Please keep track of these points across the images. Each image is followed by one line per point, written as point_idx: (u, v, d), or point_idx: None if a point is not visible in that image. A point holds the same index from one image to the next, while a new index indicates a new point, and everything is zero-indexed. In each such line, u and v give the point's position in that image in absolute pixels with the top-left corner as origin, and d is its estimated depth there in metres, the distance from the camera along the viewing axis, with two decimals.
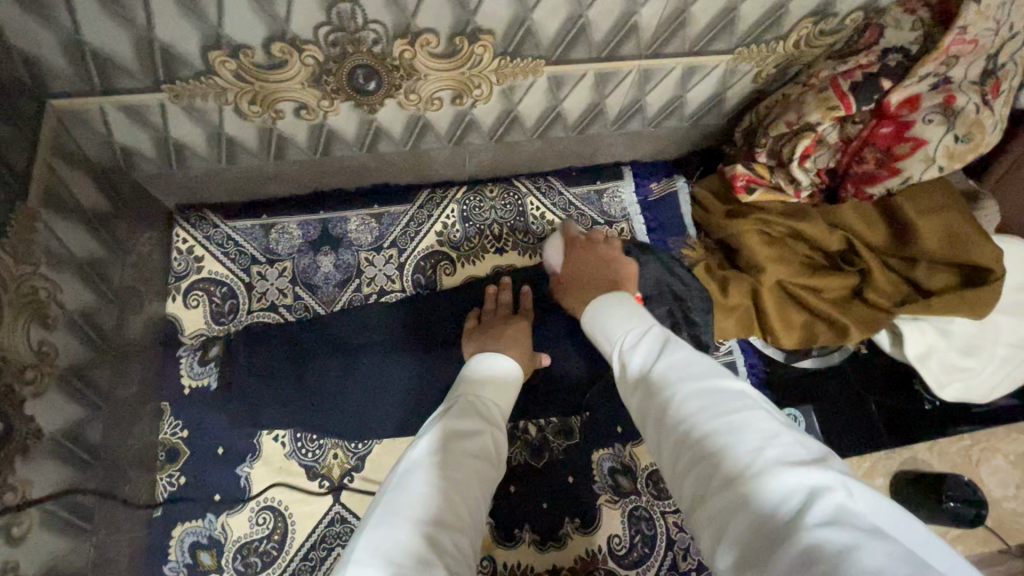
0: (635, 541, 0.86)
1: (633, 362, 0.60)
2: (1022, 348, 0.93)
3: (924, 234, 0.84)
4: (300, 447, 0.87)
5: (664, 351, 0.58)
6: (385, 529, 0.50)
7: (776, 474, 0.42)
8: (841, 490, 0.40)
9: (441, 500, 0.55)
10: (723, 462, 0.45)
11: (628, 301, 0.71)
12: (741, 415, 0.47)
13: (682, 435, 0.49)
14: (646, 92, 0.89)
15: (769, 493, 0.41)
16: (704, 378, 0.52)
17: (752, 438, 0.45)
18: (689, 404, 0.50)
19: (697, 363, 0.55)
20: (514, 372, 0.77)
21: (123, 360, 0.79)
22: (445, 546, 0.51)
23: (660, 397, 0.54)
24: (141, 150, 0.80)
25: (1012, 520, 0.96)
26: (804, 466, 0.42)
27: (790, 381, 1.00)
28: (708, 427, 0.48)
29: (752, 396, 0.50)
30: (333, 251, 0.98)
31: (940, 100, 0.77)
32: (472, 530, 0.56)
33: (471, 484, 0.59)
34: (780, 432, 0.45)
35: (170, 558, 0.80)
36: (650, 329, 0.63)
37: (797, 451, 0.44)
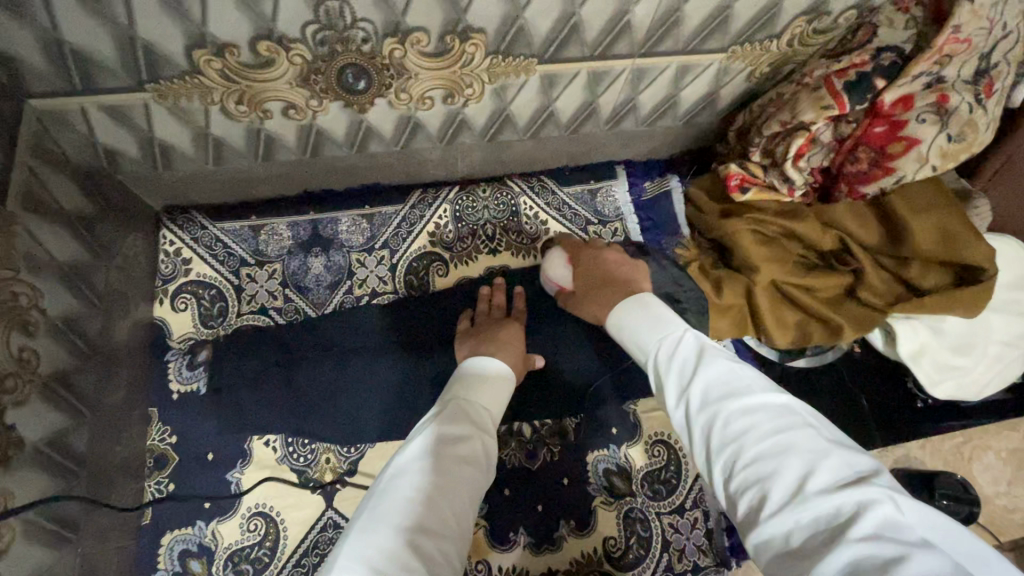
0: (630, 543, 0.86)
1: (671, 373, 0.61)
2: (1013, 347, 0.93)
3: (918, 232, 0.84)
4: (292, 452, 0.86)
5: (703, 363, 0.59)
6: (370, 537, 0.51)
7: (830, 492, 0.44)
8: (890, 504, 0.43)
9: (425, 506, 0.54)
10: (775, 478, 0.47)
11: (656, 305, 0.71)
12: (789, 432, 0.49)
13: (728, 450, 0.51)
14: (640, 91, 0.88)
15: (823, 510, 0.43)
16: (748, 393, 0.54)
17: (803, 456, 0.47)
18: (735, 420, 0.52)
19: (738, 374, 0.57)
20: (506, 374, 0.76)
21: (110, 366, 0.77)
22: (427, 553, 0.51)
23: (703, 411, 0.55)
24: (125, 151, 0.79)
25: (1003, 516, 0.97)
26: (854, 483, 0.45)
27: (785, 381, 1.00)
28: (756, 444, 0.50)
29: (796, 410, 0.53)
30: (323, 253, 0.97)
31: (932, 100, 0.77)
32: (459, 536, 0.56)
33: (458, 490, 0.58)
34: (828, 448, 0.48)
35: (159, 567, 0.79)
36: (684, 337, 0.64)
37: (847, 467, 0.46)
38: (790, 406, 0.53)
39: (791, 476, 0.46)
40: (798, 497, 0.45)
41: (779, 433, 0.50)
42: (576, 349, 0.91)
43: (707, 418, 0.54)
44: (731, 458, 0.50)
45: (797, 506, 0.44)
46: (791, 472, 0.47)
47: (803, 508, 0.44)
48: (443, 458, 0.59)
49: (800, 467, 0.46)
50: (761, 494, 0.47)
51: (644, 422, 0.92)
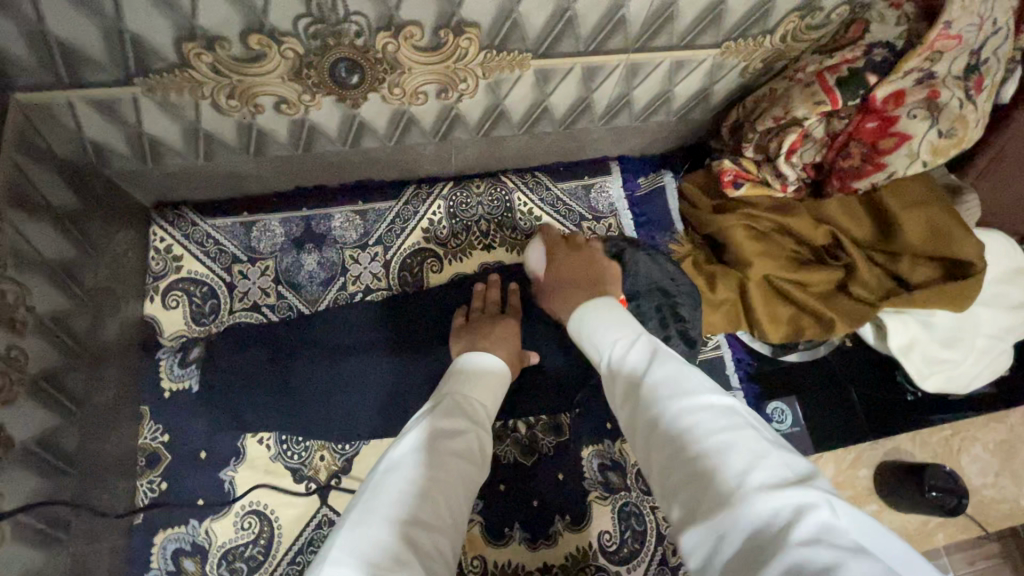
0: (625, 537, 0.86)
1: (621, 374, 0.59)
2: (998, 341, 0.95)
3: (908, 227, 0.85)
4: (286, 449, 0.86)
5: (652, 362, 0.57)
6: (366, 529, 0.50)
7: (768, 492, 0.42)
8: (827, 509, 0.41)
9: (422, 500, 0.54)
10: (712, 478, 0.45)
11: (618, 308, 0.69)
12: (730, 430, 0.48)
13: (669, 450, 0.49)
14: (633, 87, 0.88)
15: (757, 511, 0.41)
16: (692, 392, 0.52)
17: (742, 456, 0.45)
18: (678, 420, 0.50)
19: (684, 374, 0.55)
20: (503, 373, 0.76)
21: (100, 364, 0.76)
22: (422, 547, 0.51)
23: (649, 410, 0.53)
24: (113, 146, 0.77)
25: (992, 507, 0.98)
26: (793, 486, 0.43)
27: (777, 375, 1.01)
28: (697, 444, 0.47)
29: (741, 412, 0.51)
30: (316, 249, 0.96)
31: (923, 96, 0.78)
32: (454, 531, 0.56)
33: (455, 487, 0.58)
34: (769, 451, 0.46)
35: (152, 566, 0.78)
36: (639, 339, 0.62)
37: (786, 470, 0.44)
38: (735, 407, 0.51)
39: (728, 476, 0.44)
40: (736, 497, 0.42)
41: (722, 430, 0.48)
42: (571, 345, 0.91)
43: (652, 417, 0.52)
44: (671, 459, 0.48)
45: (733, 507, 0.42)
46: (730, 471, 0.44)
47: (737, 509, 0.42)
48: (438, 453, 0.59)
49: (738, 468, 0.44)
50: (700, 494, 0.45)
51: None
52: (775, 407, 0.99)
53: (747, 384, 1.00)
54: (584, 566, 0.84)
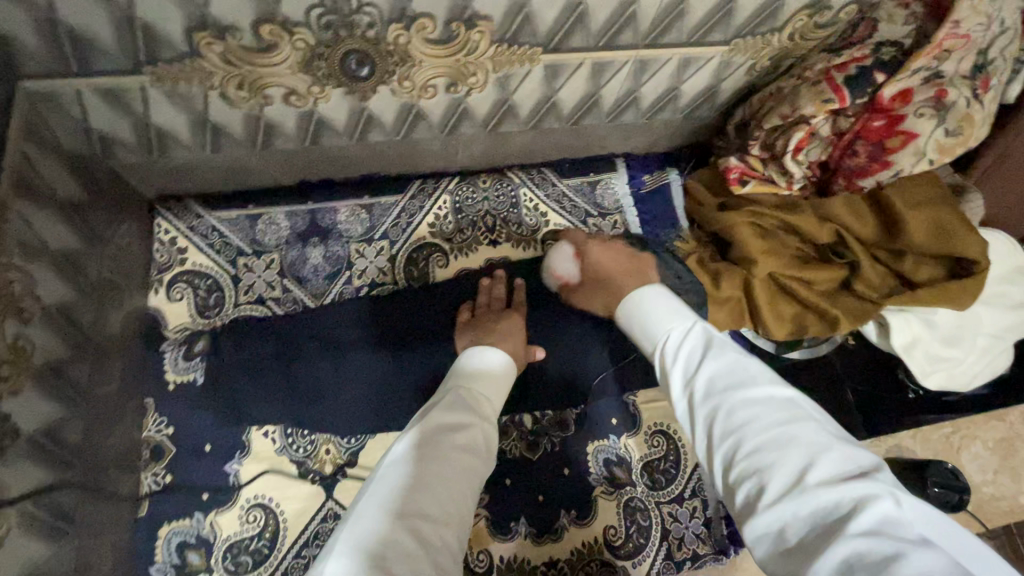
0: (630, 532, 0.86)
1: (680, 365, 0.65)
2: (998, 340, 0.97)
3: (912, 226, 0.86)
4: (291, 443, 0.85)
5: (711, 355, 0.63)
6: (371, 522, 0.50)
7: (828, 484, 0.47)
8: (889, 500, 0.46)
9: (425, 493, 0.54)
10: (776, 469, 0.50)
11: (670, 296, 0.74)
12: (790, 426, 0.53)
13: (730, 440, 0.55)
14: (641, 84, 0.88)
15: (819, 501, 0.47)
16: (752, 386, 0.58)
17: (806, 449, 0.51)
18: (739, 415, 0.56)
19: (743, 368, 0.60)
20: (507, 367, 0.76)
21: (104, 355, 0.75)
22: (425, 539, 0.51)
23: (709, 401, 0.59)
24: (120, 136, 0.77)
25: (992, 504, 0.99)
26: (857, 477, 0.48)
27: (780, 371, 1.01)
28: (759, 438, 0.53)
29: (800, 404, 0.56)
30: (322, 243, 0.96)
31: (931, 94, 0.77)
32: (459, 523, 0.56)
33: (460, 479, 0.58)
34: (831, 444, 0.51)
35: (156, 559, 0.78)
36: (695, 331, 0.68)
37: (847, 462, 0.50)
38: (796, 400, 0.56)
39: (792, 467, 0.50)
40: (797, 489, 0.48)
41: (782, 426, 0.53)
42: (577, 340, 0.91)
43: (713, 408, 0.58)
44: (733, 448, 0.54)
45: (799, 497, 0.48)
46: (790, 465, 0.50)
47: (802, 499, 0.47)
48: (441, 446, 0.59)
49: (802, 459, 0.50)
50: (761, 483, 0.50)
51: (642, 413, 0.93)
52: None
53: None
54: (589, 560, 0.84)
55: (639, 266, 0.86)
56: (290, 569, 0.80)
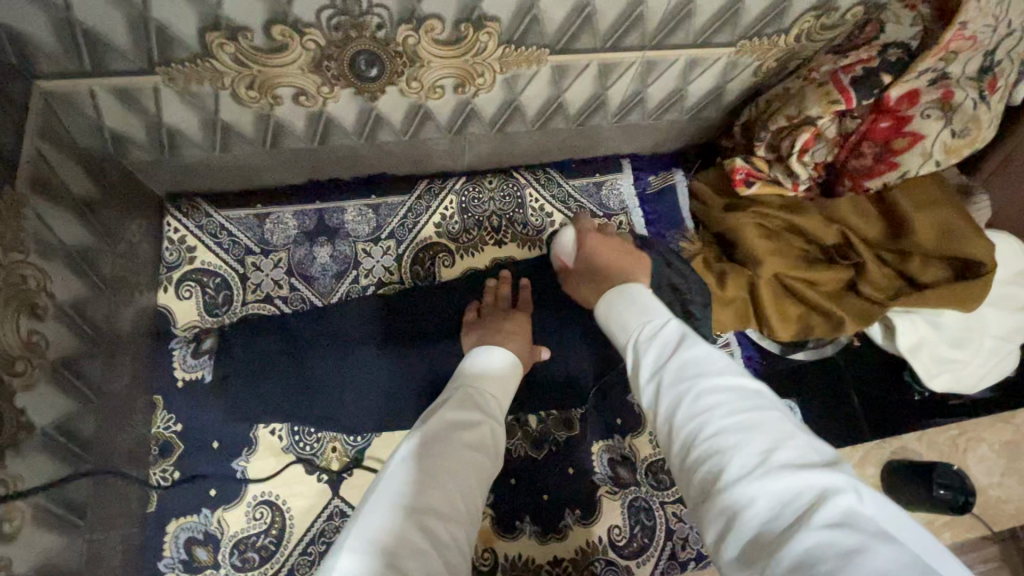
0: (635, 531, 0.87)
1: (646, 347, 0.63)
2: (1005, 342, 0.97)
3: (919, 228, 0.86)
4: (298, 441, 0.86)
5: (678, 339, 0.61)
6: (382, 517, 0.51)
7: (792, 475, 0.46)
8: (853, 494, 0.45)
9: (436, 490, 0.54)
10: (737, 457, 0.48)
11: (642, 285, 0.72)
12: (755, 415, 0.51)
13: (694, 425, 0.52)
14: (648, 85, 0.88)
15: (784, 492, 0.45)
16: (719, 371, 0.56)
17: (770, 438, 0.49)
18: (703, 401, 0.53)
19: (710, 352, 0.58)
20: (515, 367, 0.76)
21: (114, 352, 0.76)
22: (436, 535, 0.51)
23: (673, 383, 0.57)
24: (133, 136, 0.78)
25: (997, 507, 0.99)
26: (820, 469, 0.46)
27: (785, 373, 1.01)
28: (723, 426, 0.51)
29: (765, 394, 0.55)
30: (329, 242, 0.96)
31: (937, 96, 0.78)
32: (469, 520, 0.56)
33: (469, 477, 0.58)
34: (795, 434, 0.50)
35: (165, 554, 0.78)
36: (663, 315, 0.66)
37: (810, 454, 0.48)
38: (762, 390, 0.55)
39: (755, 455, 0.48)
40: (761, 479, 0.46)
41: (747, 414, 0.51)
42: (582, 340, 0.91)
43: (676, 391, 0.56)
44: (696, 435, 0.52)
45: (760, 486, 0.46)
46: (755, 453, 0.48)
47: (762, 487, 0.46)
48: (451, 443, 0.60)
49: (766, 448, 0.48)
50: (722, 472, 0.48)
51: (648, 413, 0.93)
52: None
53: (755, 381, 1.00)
54: (594, 559, 0.84)
55: (628, 259, 0.80)
56: (296, 566, 0.80)
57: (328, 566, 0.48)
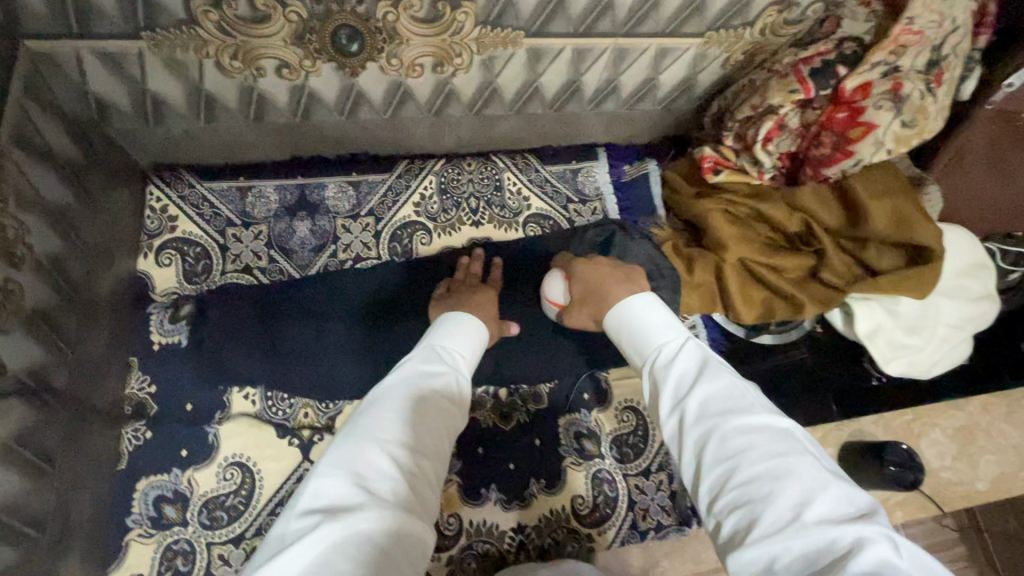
0: (598, 501, 0.89)
1: (668, 381, 0.66)
2: (957, 331, 1.02)
3: (874, 217, 0.89)
4: (271, 405, 0.87)
5: (702, 375, 0.63)
6: (352, 446, 0.53)
7: (826, 524, 0.46)
8: (889, 547, 0.44)
9: (404, 423, 0.57)
10: (768, 503, 0.49)
11: (660, 307, 0.75)
12: (785, 457, 0.52)
13: (723, 467, 0.54)
14: (620, 72, 0.92)
15: (817, 542, 0.45)
16: (746, 412, 0.58)
17: (803, 483, 0.50)
18: (733, 441, 0.55)
19: (738, 392, 0.61)
20: (480, 333, 0.79)
21: (91, 311, 0.78)
22: (407, 465, 0.54)
23: (701, 425, 0.59)
24: (117, 102, 0.80)
25: (948, 489, 1.03)
26: (855, 521, 0.46)
27: (749, 356, 1.05)
28: (753, 469, 0.52)
29: (796, 436, 0.56)
30: (309, 217, 0.99)
31: (888, 87, 0.80)
32: (438, 458, 0.59)
33: (436, 418, 0.61)
34: (828, 481, 0.50)
35: (133, 511, 0.79)
36: (685, 346, 0.68)
37: (846, 504, 0.48)
38: (791, 433, 0.56)
39: (788, 501, 0.49)
40: (794, 525, 0.47)
41: (777, 456, 0.53)
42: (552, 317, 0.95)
43: (704, 433, 0.58)
44: (726, 477, 0.54)
45: (794, 534, 0.46)
46: (787, 499, 0.49)
47: (798, 536, 0.46)
48: (416, 387, 0.62)
49: (798, 495, 0.49)
50: (752, 515, 0.50)
51: (614, 389, 0.96)
52: None
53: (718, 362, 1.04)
54: (557, 527, 0.87)
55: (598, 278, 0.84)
56: (265, 525, 0.81)
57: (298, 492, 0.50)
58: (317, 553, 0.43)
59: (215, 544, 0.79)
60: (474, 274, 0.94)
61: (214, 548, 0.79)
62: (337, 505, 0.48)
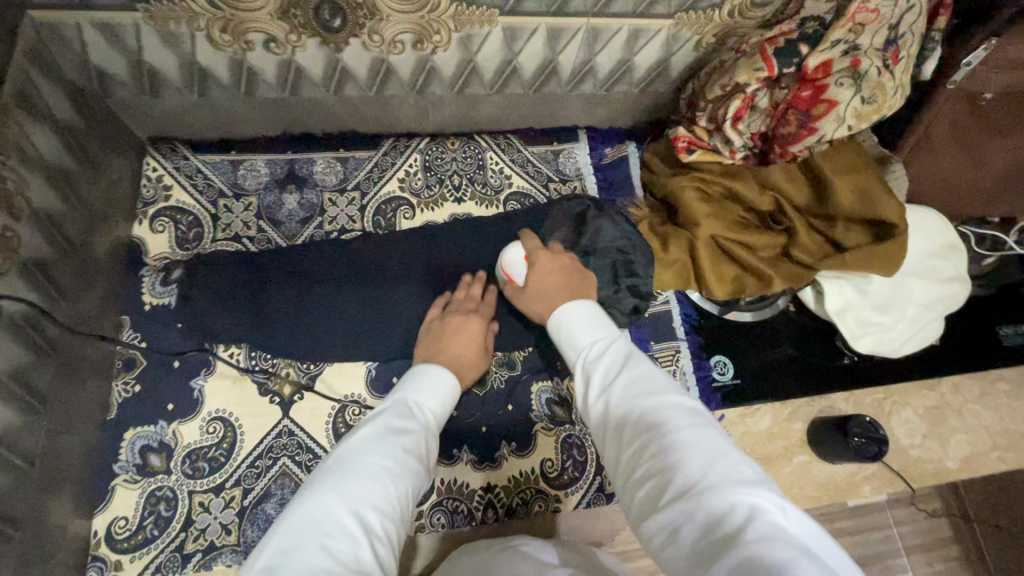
0: (566, 465, 0.93)
1: (595, 367, 0.66)
2: (928, 311, 1.04)
3: (839, 192, 0.92)
4: (255, 364, 0.92)
5: (623, 361, 0.64)
6: (317, 509, 0.52)
7: (725, 491, 0.48)
8: (779, 510, 0.47)
9: (371, 483, 0.56)
10: (676, 476, 0.51)
11: (599, 312, 0.73)
12: (695, 432, 0.54)
13: (639, 444, 0.55)
14: (596, 53, 0.96)
15: (716, 509, 0.47)
16: (662, 392, 0.58)
17: (707, 456, 0.51)
18: (648, 419, 0.56)
19: (657, 375, 0.61)
20: (452, 382, 0.77)
21: (87, 268, 0.82)
22: (370, 530, 0.53)
23: (620, 408, 0.59)
24: (116, 74, 0.85)
25: (916, 465, 1.04)
26: (750, 487, 0.48)
27: (722, 332, 1.08)
28: (664, 444, 0.53)
29: (705, 413, 0.57)
30: (298, 190, 1.03)
31: (847, 65, 0.84)
32: (400, 518, 0.58)
33: (404, 476, 0.60)
34: (729, 452, 0.52)
35: (120, 458, 0.83)
36: (609, 338, 0.69)
37: (744, 471, 0.50)
38: (701, 411, 0.57)
39: (693, 473, 0.50)
40: (696, 495, 0.49)
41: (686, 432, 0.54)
42: None
43: (623, 415, 0.59)
44: (641, 453, 0.55)
45: (698, 504, 0.48)
46: (692, 471, 0.50)
47: (699, 506, 0.48)
48: (387, 447, 0.61)
49: (703, 466, 0.50)
50: (662, 488, 0.51)
51: None
52: (717, 360, 1.05)
53: (691, 337, 1.07)
54: (525, 488, 0.90)
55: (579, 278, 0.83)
56: (244, 477, 0.85)
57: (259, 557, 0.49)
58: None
59: (197, 493, 0.84)
60: (477, 298, 0.93)
61: (195, 496, 0.83)
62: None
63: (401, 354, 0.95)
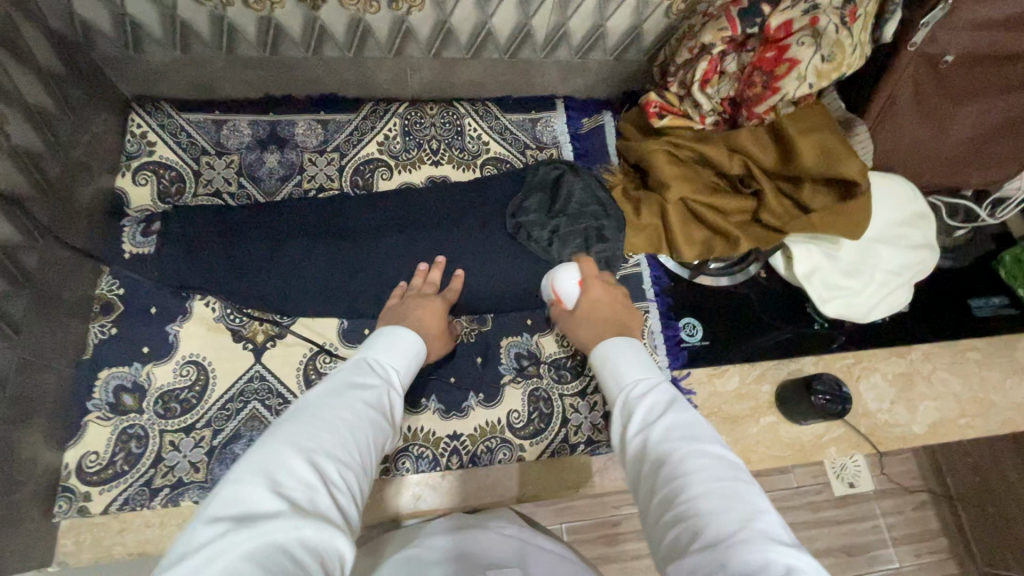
0: (532, 416, 0.95)
1: (636, 398, 0.62)
2: (897, 276, 1.05)
3: (802, 151, 0.92)
4: (229, 314, 0.94)
5: (669, 405, 0.60)
6: (271, 452, 0.51)
7: (762, 545, 0.45)
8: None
9: (327, 431, 0.55)
10: (712, 522, 0.48)
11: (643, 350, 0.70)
12: (732, 482, 0.51)
13: (674, 483, 0.52)
14: (568, 18, 0.99)
15: (752, 562, 0.44)
16: (705, 439, 0.55)
17: (747, 510, 0.49)
18: (689, 460, 0.53)
19: (700, 422, 0.59)
20: (415, 341, 0.76)
21: (67, 211, 0.85)
22: (327, 474, 0.52)
23: (661, 442, 0.56)
24: (100, 25, 0.89)
25: (885, 429, 1.05)
26: (785, 545, 0.46)
27: (692, 295, 1.09)
28: (702, 488, 0.51)
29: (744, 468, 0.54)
30: (278, 150, 1.05)
31: (806, 23, 0.86)
32: (362, 470, 0.57)
33: (365, 425, 0.59)
34: (766, 509, 0.49)
35: (94, 396, 0.86)
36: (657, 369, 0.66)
37: (781, 532, 0.48)
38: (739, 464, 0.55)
39: (731, 522, 0.47)
40: (731, 544, 0.46)
41: (725, 480, 0.51)
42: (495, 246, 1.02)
43: (662, 450, 0.55)
44: (675, 491, 0.51)
45: (730, 551, 0.45)
46: (730, 521, 0.48)
47: (735, 554, 0.45)
48: (345, 398, 0.60)
49: (740, 517, 0.48)
50: (694, 532, 0.48)
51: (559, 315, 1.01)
52: (686, 322, 1.07)
53: (661, 298, 1.09)
54: (491, 436, 0.93)
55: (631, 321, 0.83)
56: (214, 418, 0.88)
57: (210, 499, 0.48)
58: (227, 562, 0.42)
59: (168, 432, 0.86)
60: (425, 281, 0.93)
61: (166, 435, 0.86)
62: (248, 516, 0.45)
63: (374, 307, 0.97)
